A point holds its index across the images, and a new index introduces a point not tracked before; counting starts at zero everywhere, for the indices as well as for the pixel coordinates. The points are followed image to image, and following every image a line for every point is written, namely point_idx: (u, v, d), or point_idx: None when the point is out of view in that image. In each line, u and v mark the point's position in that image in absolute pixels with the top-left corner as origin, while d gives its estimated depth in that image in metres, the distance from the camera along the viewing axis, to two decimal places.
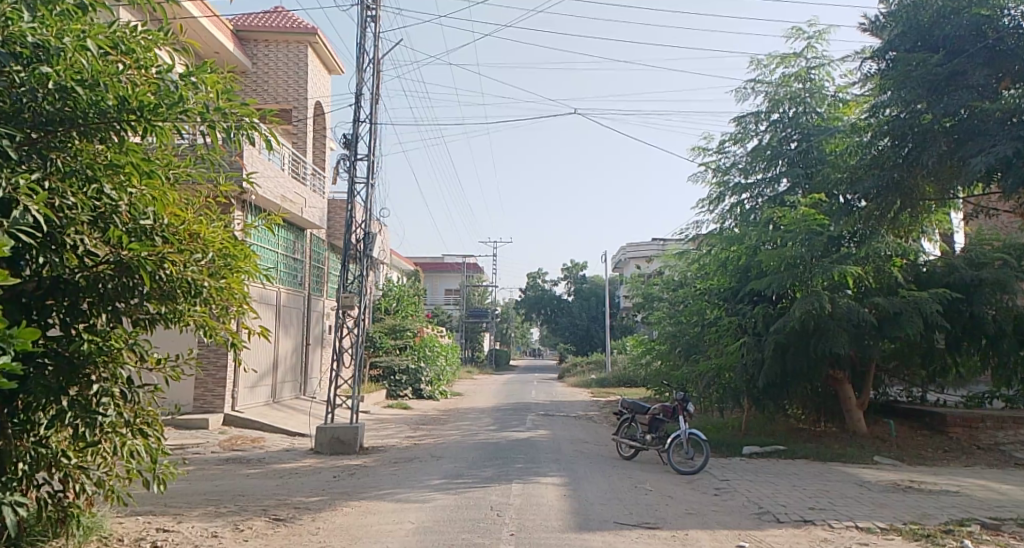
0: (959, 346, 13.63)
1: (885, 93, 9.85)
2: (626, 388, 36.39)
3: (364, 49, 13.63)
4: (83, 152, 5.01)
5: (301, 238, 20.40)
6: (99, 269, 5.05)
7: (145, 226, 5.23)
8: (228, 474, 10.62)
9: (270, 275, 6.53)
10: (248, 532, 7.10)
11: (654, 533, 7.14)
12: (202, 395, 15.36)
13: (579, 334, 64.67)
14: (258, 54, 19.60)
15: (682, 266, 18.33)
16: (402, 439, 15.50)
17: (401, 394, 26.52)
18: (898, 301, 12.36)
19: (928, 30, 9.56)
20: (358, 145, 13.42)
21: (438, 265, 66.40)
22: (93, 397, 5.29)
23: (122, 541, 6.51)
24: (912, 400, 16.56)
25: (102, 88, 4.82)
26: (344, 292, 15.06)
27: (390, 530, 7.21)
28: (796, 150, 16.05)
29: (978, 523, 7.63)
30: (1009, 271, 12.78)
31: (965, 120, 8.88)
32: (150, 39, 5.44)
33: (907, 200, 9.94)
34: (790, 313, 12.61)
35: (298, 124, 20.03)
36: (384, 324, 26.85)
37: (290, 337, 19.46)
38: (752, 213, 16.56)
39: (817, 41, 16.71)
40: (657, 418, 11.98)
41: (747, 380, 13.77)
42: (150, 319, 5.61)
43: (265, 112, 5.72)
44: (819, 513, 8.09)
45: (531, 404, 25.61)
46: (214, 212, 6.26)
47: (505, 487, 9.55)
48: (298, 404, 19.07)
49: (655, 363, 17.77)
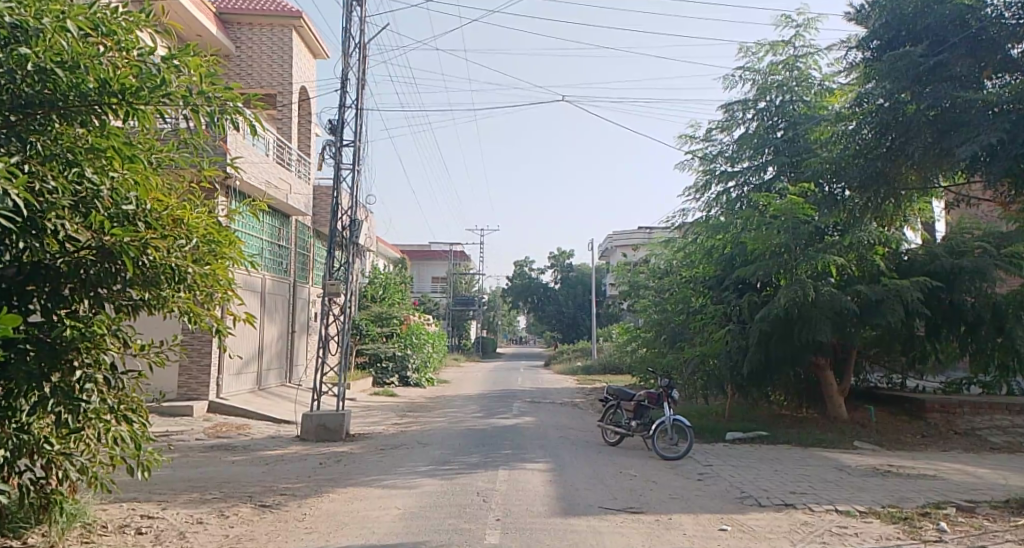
0: (939, 334, 13.86)
1: (870, 82, 9.70)
2: (612, 376, 36.59)
3: (350, 34, 13.56)
4: (64, 135, 4.96)
5: (287, 225, 20.32)
6: (80, 254, 5.01)
7: (128, 211, 5.14)
8: (213, 462, 10.59)
9: (254, 262, 6.48)
10: (234, 518, 7.12)
11: (638, 518, 7.22)
12: (186, 382, 15.30)
13: (565, 321, 65.77)
14: (242, 37, 19.42)
15: (668, 254, 18.46)
16: (388, 426, 15.59)
17: (387, 381, 26.48)
18: (879, 289, 12.46)
19: (912, 20, 9.51)
20: (344, 131, 13.36)
21: (423, 253, 66.44)
22: (76, 383, 5.25)
23: (106, 527, 6.50)
24: (892, 386, 16.78)
25: (82, 70, 4.78)
26: (331, 281, 14.92)
27: (376, 515, 7.25)
28: (782, 139, 16.14)
29: (955, 506, 7.76)
30: (988, 259, 12.96)
31: (948, 111, 8.69)
32: (131, 21, 5.38)
33: (892, 192, 9.68)
34: (775, 301, 12.77)
35: (283, 109, 19.92)
36: (370, 312, 26.95)
37: (275, 324, 19.39)
38: (739, 202, 16.63)
39: (806, 29, 16.77)
40: (642, 404, 12.05)
41: (731, 366, 14.05)
42: (133, 305, 5.59)
43: (250, 96, 5.63)
44: (799, 497, 8.20)
45: (517, 391, 25.85)
46: (198, 198, 6.25)
47: (491, 473, 9.57)
48: (284, 392, 19.02)
49: (640, 350, 17.88)
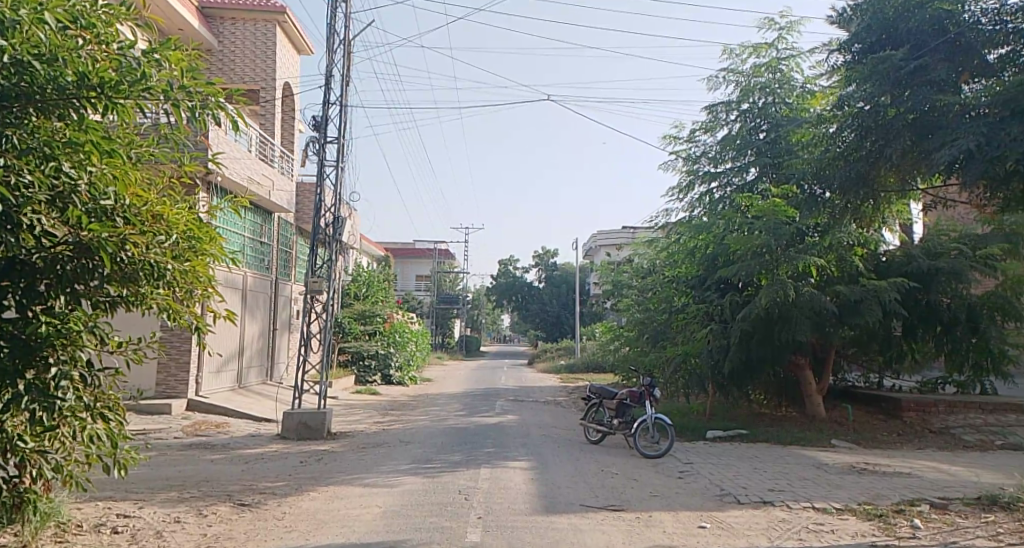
0: (916, 334, 14.01)
1: (851, 85, 9.79)
2: (594, 374, 36.74)
3: (335, 30, 13.50)
4: (40, 129, 4.93)
5: (269, 221, 20.18)
6: (57, 250, 5.01)
7: (106, 207, 5.11)
8: (192, 460, 10.51)
9: (237, 259, 6.42)
10: (212, 517, 7.07)
11: (618, 515, 7.25)
12: (165, 380, 15.18)
13: (549, 320, 65.86)
14: (225, 32, 19.26)
15: (651, 254, 18.53)
16: (370, 424, 15.55)
17: (370, 380, 26.41)
18: (858, 289, 12.58)
19: (893, 24, 9.62)
20: (328, 127, 13.30)
21: (408, 250, 66.24)
22: (51, 381, 5.16)
23: (80, 527, 6.44)
24: (869, 385, 16.95)
25: (60, 63, 4.75)
26: (313, 278, 14.82)
27: (356, 514, 7.23)
28: (764, 140, 16.27)
29: (928, 503, 7.86)
30: (964, 261, 13.15)
31: (928, 115, 8.77)
32: (111, 14, 5.33)
33: (871, 195, 9.74)
34: (756, 300, 12.88)
35: (267, 105, 19.78)
36: (352, 310, 26.85)
37: (256, 322, 19.26)
38: (721, 202, 16.72)
39: (788, 32, 16.88)
40: (624, 403, 12.10)
41: (713, 365, 14.11)
42: (111, 302, 5.52)
43: (233, 91, 5.61)
44: (777, 495, 8.27)
45: (500, 389, 25.88)
46: (178, 193, 6.19)
47: (473, 471, 9.57)
48: (265, 390, 18.92)
49: (623, 349, 17.95)
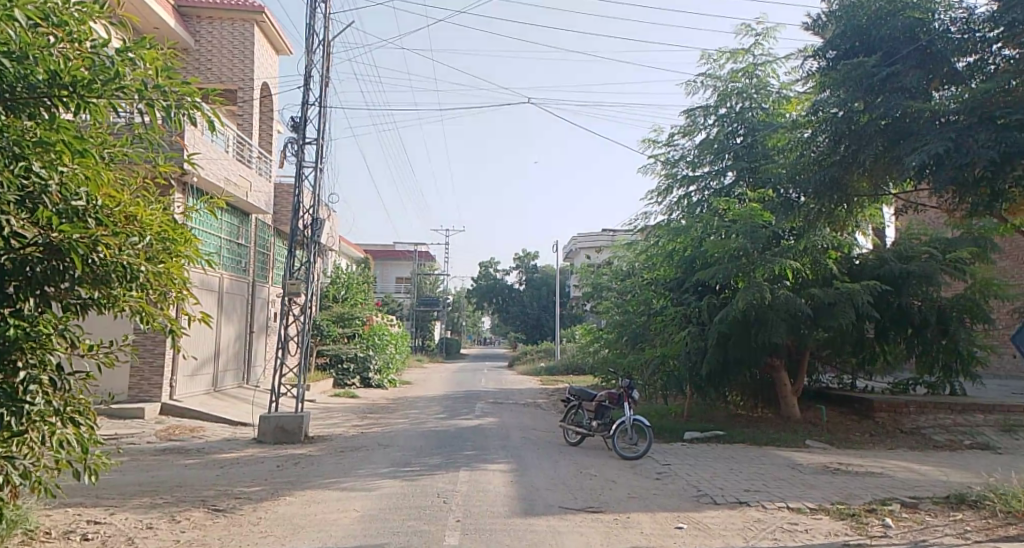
0: (888, 336, 14.20)
1: (825, 91, 9.90)
2: (574, 377, 36.81)
3: (313, 31, 13.41)
4: (9, 128, 4.81)
5: (246, 223, 20.00)
6: (26, 252, 4.88)
7: (77, 207, 5.05)
8: (166, 465, 10.38)
9: (212, 261, 6.35)
10: (186, 523, 6.98)
11: (596, 517, 7.26)
12: (139, 383, 14.99)
13: (529, 323, 65.91)
14: (201, 31, 19.05)
15: (630, 256, 18.60)
16: (348, 428, 15.46)
17: (348, 382, 26.39)
18: (832, 292, 12.73)
19: (867, 31, 9.75)
20: (306, 129, 13.21)
21: (388, 253, 65.94)
22: (19, 384, 5.11)
23: (49, 534, 6.33)
24: (842, 387, 17.16)
25: (31, 61, 4.67)
26: (291, 281, 14.71)
27: (333, 518, 7.18)
28: (741, 144, 16.42)
29: (899, 502, 7.96)
30: (935, 264, 13.36)
31: (898, 121, 8.85)
32: (84, 11, 5.20)
33: (846, 198, 9.84)
34: (733, 303, 13.00)
35: (244, 106, 19.61)
36: (331, 313, 26.68)
37: (232, 325, 19.10)
38: (699, 206, 16.82)
39: (765, 37, 17.03)
40: (603, 405, 12.14)
41: (690, 367, 14.19)
42: (82, 304, 5.38)
43: (208, 91, 5.51)
44: (753, 495, 8.33)
45: (479, 392, 25.83)
46: (153, 194, 6.11)
47: (451, 474, 9.54)
48: (241, 393, 18.76)
49: (602, 351, 17.99)
